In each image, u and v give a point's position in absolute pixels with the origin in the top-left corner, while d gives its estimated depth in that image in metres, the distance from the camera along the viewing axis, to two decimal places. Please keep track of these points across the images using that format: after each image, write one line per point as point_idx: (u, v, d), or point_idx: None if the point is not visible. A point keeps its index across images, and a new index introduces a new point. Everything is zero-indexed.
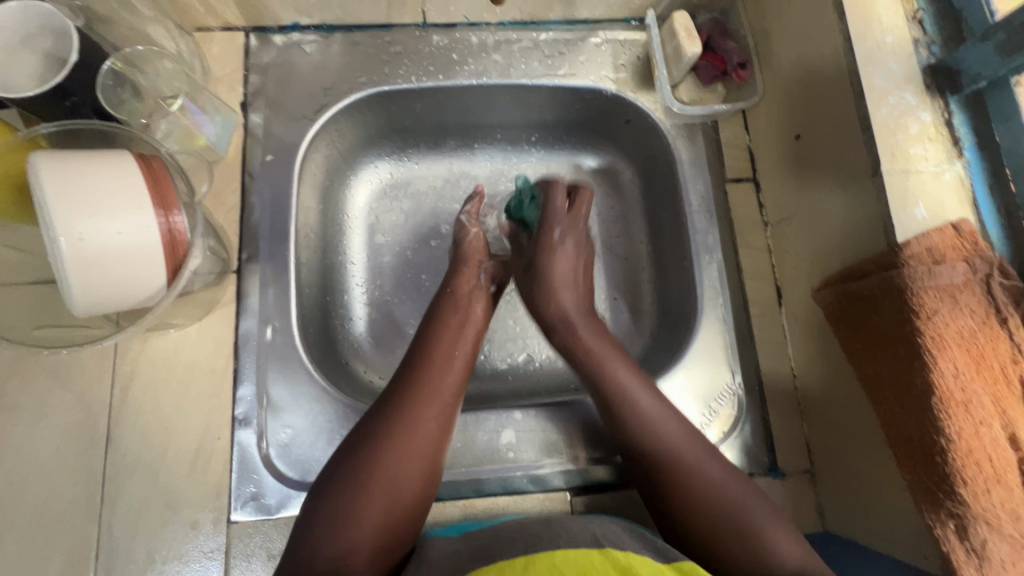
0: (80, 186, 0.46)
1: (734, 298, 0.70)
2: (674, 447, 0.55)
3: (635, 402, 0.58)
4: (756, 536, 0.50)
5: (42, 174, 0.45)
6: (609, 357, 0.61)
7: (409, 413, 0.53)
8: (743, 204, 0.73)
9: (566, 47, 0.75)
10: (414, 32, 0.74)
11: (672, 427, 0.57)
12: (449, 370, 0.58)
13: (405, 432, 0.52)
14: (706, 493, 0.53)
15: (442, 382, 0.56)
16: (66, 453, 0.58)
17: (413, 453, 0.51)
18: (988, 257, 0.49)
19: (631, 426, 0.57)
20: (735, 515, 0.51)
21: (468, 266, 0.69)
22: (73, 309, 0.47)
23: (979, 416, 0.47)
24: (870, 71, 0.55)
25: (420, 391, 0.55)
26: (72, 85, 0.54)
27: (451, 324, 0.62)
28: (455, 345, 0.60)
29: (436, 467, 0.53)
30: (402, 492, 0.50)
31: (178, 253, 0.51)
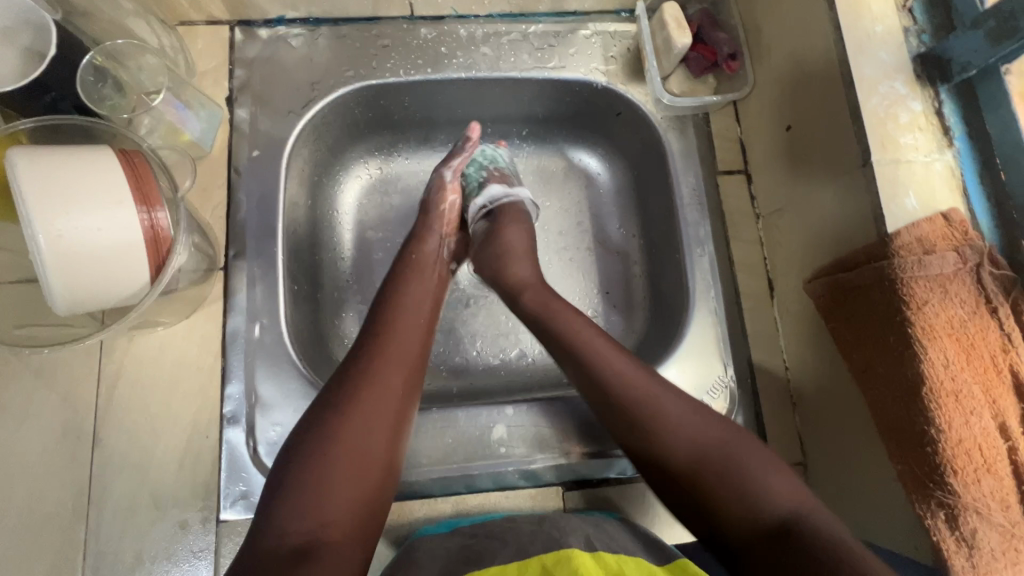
0: (59, 181, 0.45)
1: (726, 291, 0.70)
2: (646, 395, 0.52)
3: (610, 364, 0.54)
4: (735, 486, 0.47)
5: (20, 168, 0.44)
6: (575, 317, 0.58)
7: (370, 381, 0.51)
8: (735, 196, 0.73)
9: (556, 39, 0.74)
10: (402, 25, 0.73)
11: (644, 378, 0.53)
12: (412, 336, 0.56)
13: (370, 400, 0.50)
14: (686, 445, 0.49)
15: (405, 349, 0.54)
16: (53, 453, 0.58)
17: (377, 421, 0.49)
18: (978, 246, 0.49)
19: (596, 373, 0.54)
20: (715, 456, 0.49)
21: (432, 236, 0.66)
22: (55, 306, 0.47)
23: (969, 406, 0.47)
24: (860, 60, 0.54)
25: (380, 359, 0.52)
26: (52, 80, 0.53)
27: (414, 291, 0.60)
28: (416, 311, 0.58)
29: (403, 432, 0.51)
30: (367, 463, 0.48)
31: (161, 250, 0.50)
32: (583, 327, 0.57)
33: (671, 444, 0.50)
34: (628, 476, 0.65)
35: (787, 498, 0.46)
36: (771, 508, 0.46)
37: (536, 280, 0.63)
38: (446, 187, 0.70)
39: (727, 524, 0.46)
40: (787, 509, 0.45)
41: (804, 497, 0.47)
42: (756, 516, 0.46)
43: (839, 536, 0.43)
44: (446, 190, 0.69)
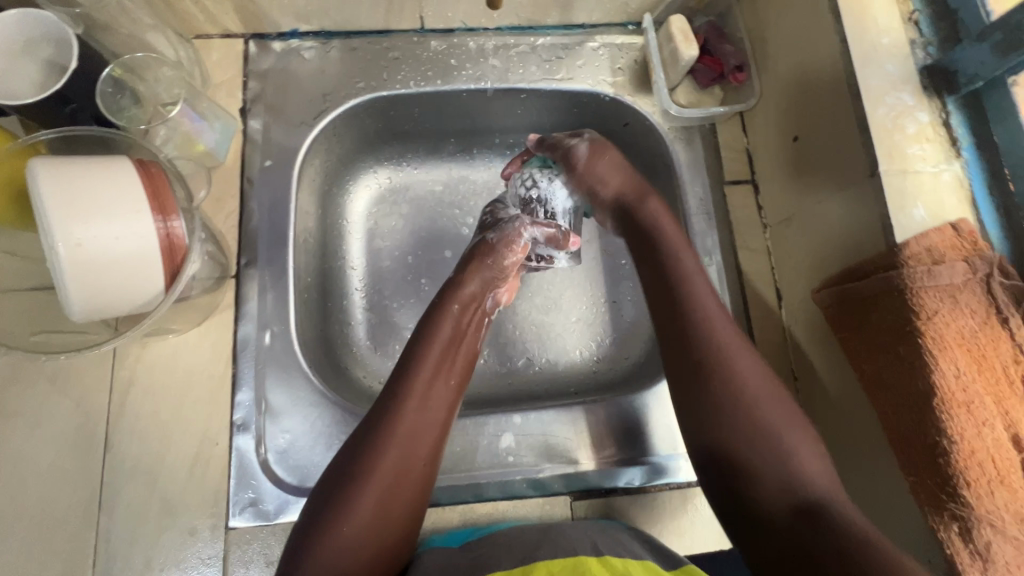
0: (79, 190, 0.46)
1: (733, 300, 0.70)
2: (725, 350, 0.54)
3: (707, 317, 0.56)
4: (784, 452, 0.49)
5: (40, 181, 0.45)
6: (694, 275, 0.59)
7: (390, 455, 0.50)
8: (742, 206, 0.73)
9: (564, 51, 0.75)
10: (413, 37, 0.74)
11: (729, 331, 0.55)
12: (438, 403, 0.55)
13: (388, 474, 0.49)
14: (740, 397, 0.52)
15: (429, 419, 0.54)
16: (64, 459, 0.58)
17: (409, 473, 0.51)
18: (987, 257, 0.49)
19: (690, 313, 0.56)
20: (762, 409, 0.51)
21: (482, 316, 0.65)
22: (74, 313, 0.48)
23: (981, 417, 0.46)
24: (867, 72, 0.55)
25: (403, 428, 0.52)
26: (72, 92, 0.54)
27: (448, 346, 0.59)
28: (451, 358, 0.58)
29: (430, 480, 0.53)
30: (376, 533, 0.48)
31: (177, 257, 0.51)
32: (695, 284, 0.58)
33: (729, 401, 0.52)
34: (637, 486, 0.64)
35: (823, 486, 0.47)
36: (809, 485, 0.47)
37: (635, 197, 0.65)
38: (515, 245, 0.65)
39: (758, 495, 0.48)
40: (823, 489, 0.47)
41: (835, 484, 0.48)
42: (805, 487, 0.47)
43: (861, 525, 0.44)
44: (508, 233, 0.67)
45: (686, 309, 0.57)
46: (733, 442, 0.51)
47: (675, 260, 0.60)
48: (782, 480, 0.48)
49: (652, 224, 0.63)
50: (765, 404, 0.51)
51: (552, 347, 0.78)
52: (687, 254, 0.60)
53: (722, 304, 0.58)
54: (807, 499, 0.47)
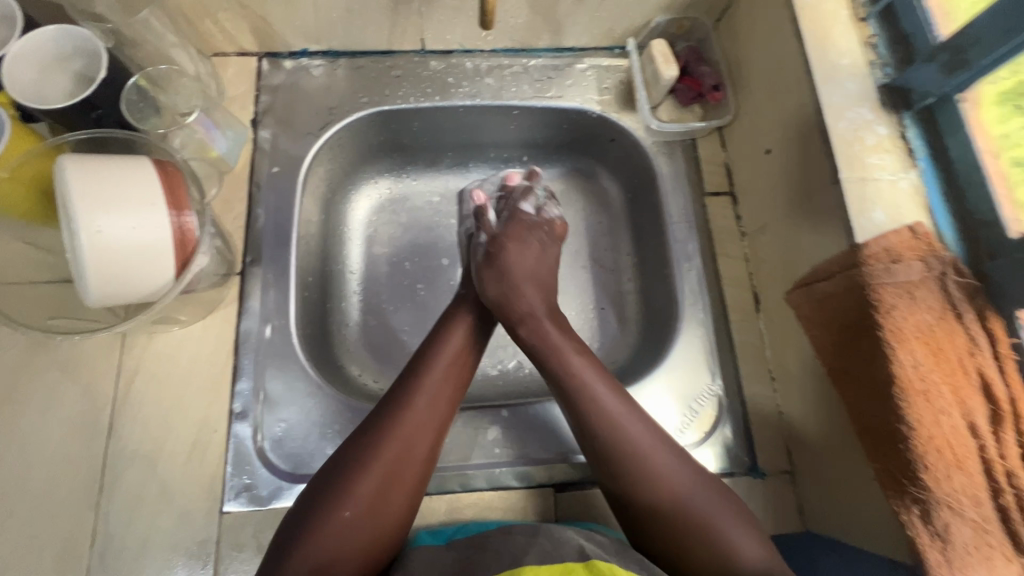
0: (101, 184, 0.50)
1: (713, 303, 0.73)
2: (643, 440, 0.55)
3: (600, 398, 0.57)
4: (710, 527, 0.51)
5: (67, 176, 0.49)
6: (569, 352, 0.61)
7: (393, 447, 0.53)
8: (722, 215, 0.77)
9: (554, 72, 0.81)
10: (414, 58, 0.80)
11: (638, 426, 0.56)
12: (445, 400, 0.58)
13: (391, 463, 0.52)
14: (667, 498, 0.53)
15: (436, 415, 0.56)
16: (70, 443, 0.61)
17: (407, 469, 0.53)
18: (942, 256, 0.53)
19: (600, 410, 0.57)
20: (692, 508, 0.52)
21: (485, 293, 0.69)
22: (89, 298, 0.51)
23: (939, 405, 0.49)
24: (828, 89, 0.60)
25: (410, 420, 0.55)
26: (99, 99, 0.59)
27: (461, 353, 0.62)
28: (453, 371, 0.60)
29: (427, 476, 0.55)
30: (376, 517, 0.51)
31: (187, 249, 0.55)
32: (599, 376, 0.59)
33: (671, 515, 0.52)
34: None
35: (754, 557, 0.50)
36: (739, 563, 0.50)
37: (541, 313, 0.65)
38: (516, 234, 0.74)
39: (697, 572, 0.51)
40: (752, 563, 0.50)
41: (766, 556, 0.51)
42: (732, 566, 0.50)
43: None
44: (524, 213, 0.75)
45: (567, 383, 0.59)
46: (682, 503, 0.52)
47: (571, 375, 0.59)
48: (715, 565, 0.50)
49: (538, 337, 0.63)
50: (695, 501, 0.53)
51: None
52: (582, 365, 0.60)
53: (634, 405, 0.57)
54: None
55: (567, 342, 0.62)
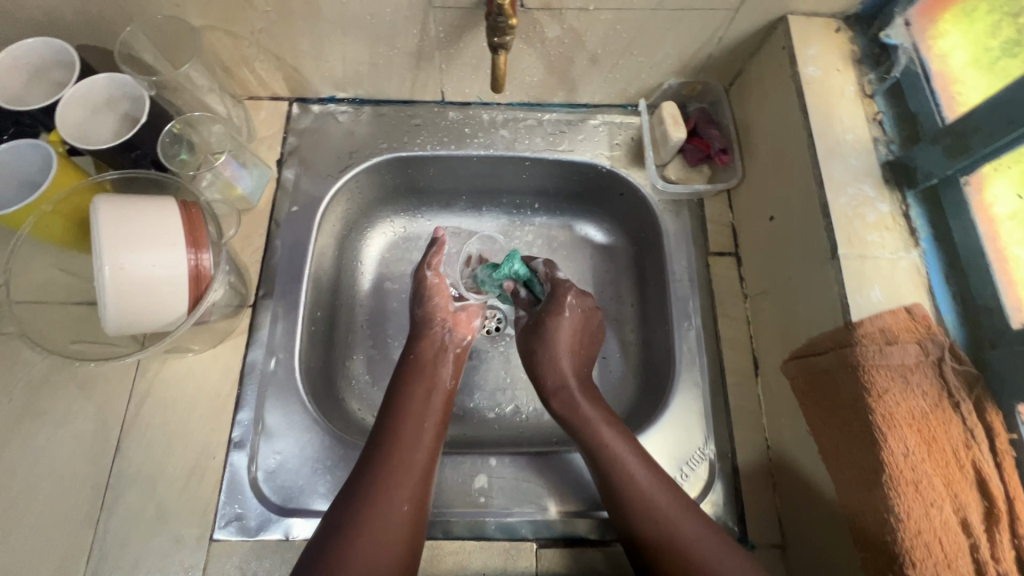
0: (130, 229, 0.54)
1: (711, 365, 0.73)
2: (643, 507, 0.59)
3: (629, 471, 0.61)
4: None
5: (101, 220, 0.53)
6: (600, 425, 0.64)
7: (382, 495, 0.57)
8: (724, 275, 0.77)
9: (567, 126, 0.84)
10: (434, 108, 0.84)
11: (661, 494, 0.59)
12: (418, 445, 0.62)
13: (375, 518, 0.56)
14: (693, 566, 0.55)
15: (411, 459, 0.61)
16: (78, 459, 0.64)
17: (392, 523, 0.56)
18: (940, 341, 0.52)
19: (627, 490, 0.60)
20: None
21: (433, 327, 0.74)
22: (111, 328, 0.55)
23: (929, 497, 0.48)
24: (831, 163, 0.60)
25: (390, 474, 0.59)
26: (138, 140, 0.64)
27: (419, 404, 0.66)
28: (423, 419, 0.65)
29: (419, 522, 0.59)
30: (381, 566, 0.54)
31: (201, 284, 0.58)
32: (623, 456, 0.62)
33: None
34: (602, 540, 0.66)
35: None
36: None
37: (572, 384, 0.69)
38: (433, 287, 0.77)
39: None
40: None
41: None
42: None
43: None
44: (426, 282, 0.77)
45: (596, 452, 0.63)
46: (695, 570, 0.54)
47: (595, 438, 0.63)
48: None
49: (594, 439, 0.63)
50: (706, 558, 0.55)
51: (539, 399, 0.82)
52: (611, 435, 0.63)
53: (658, 474, 0.61)
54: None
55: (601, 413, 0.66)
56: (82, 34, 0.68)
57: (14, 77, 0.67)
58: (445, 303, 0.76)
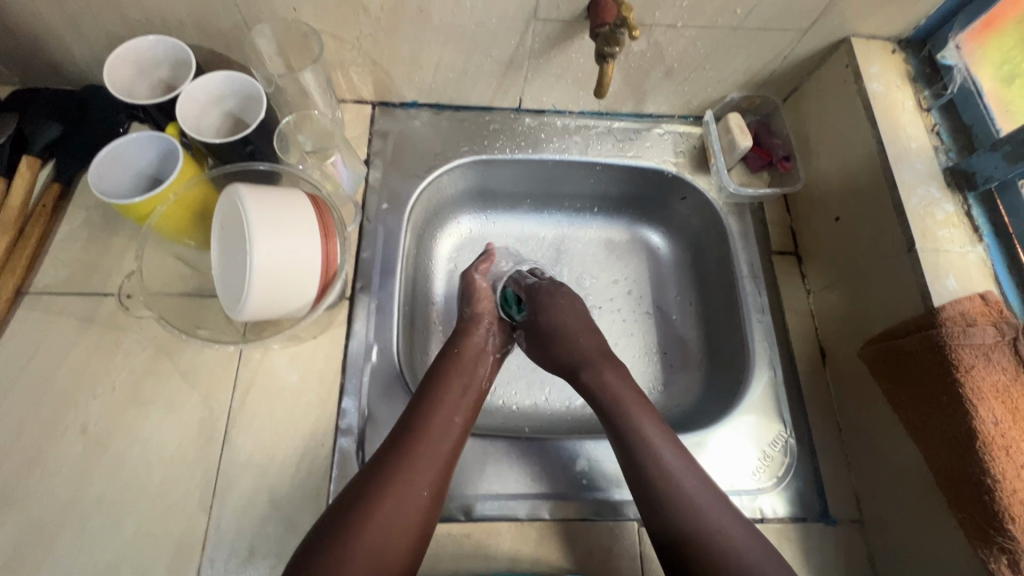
0: (274, 231, 0.57)
1: (782, 354, 0.78)
2: (667, 477, 0.60)
3: (655, 442, 0.63)
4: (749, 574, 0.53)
5: (250, 222, 0.56)
6: (633, 408, 0.66)
7: (406, 475, 0.57)
8: (787, 273, 0.83)
9: (635, 134, 0.90)
10: (510, 114, 0.88)
11: (675, 461, 0.61)
12: (446, 439, 0.62)
13: (396, 496, 0.56)
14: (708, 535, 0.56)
15: (438, 445, 0.61)
16: (187, 447, 0.64)
17: (408, 508, 0.56)
18: (1014, 323, 0.58)
19: (652, 460, 0.62)
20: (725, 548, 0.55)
21: (477, 328, 0.75)
22: (240, 316, 0.58)
23: (1019, 459, 0.54)
24: (901, 168, 0.68)
25: (417, 458, 0.59)
26: (254, 135, 0.66)
27: (451, 402, 0.65)
28: (455, 412, 0.65)
29: (434, 511, 0.58)
30: (391, 540, 0.54)
31: (328, 270, 0.63)
32: (654, 435, 0.63)
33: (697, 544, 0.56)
34: None
35: None
36: None
37: (596, 355, 0.73)
38: (476, 293, 0.78)
39: None
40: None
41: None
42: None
43: None
44: (474, 284, 0.79)
45: (618, 425, 0.65)
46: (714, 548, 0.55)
47: (622, 414, 0.66)
48: None
49: (598, 386, 0.69)
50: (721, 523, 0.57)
51: None
52: (631, 405, 0.66)
53: (674, 445, 0.63)
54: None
55: (604, 364, 0.71)
56: (194, 35, 0.71)
57: (124, 70, 0.68)
58: (488, 305, 0.78)
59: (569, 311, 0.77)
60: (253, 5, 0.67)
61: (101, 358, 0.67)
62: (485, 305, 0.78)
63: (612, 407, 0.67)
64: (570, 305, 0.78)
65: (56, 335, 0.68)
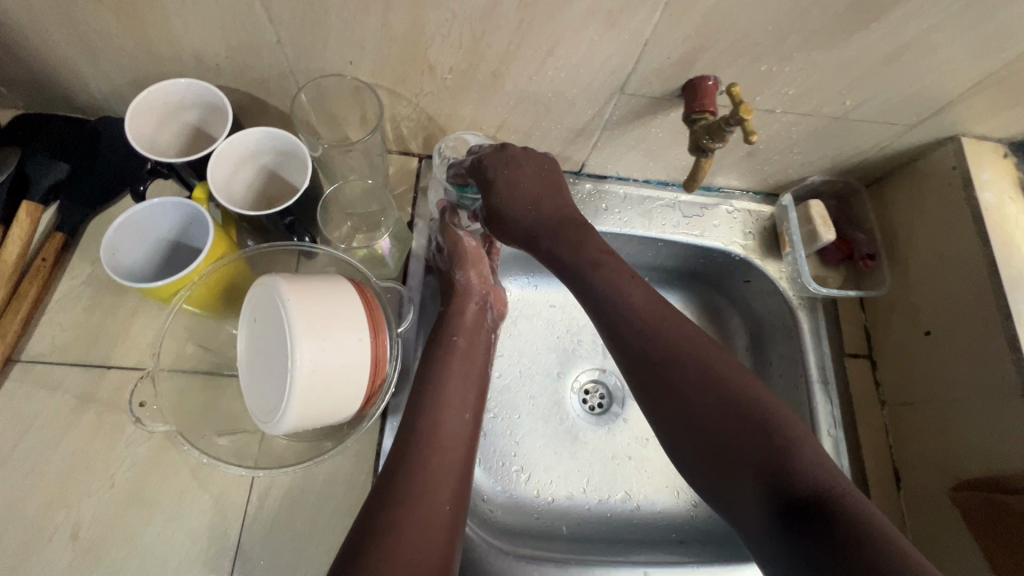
0: (324, 394, 0.49)
1: (855, 474, 0.70)
2: (695, 425, 0.54)
3: (676, 383, 0.55)
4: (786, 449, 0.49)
5: (298, 384, 0.48)
6: (626, 279, 0.61)
7: (423, 481, 0.51)
8: (860, 381, 0.75)
9: (702, 210, 0.82)
10: (569, 178, 0.80)
11: (699, 398, 0.54)
12: (456, 436, 0.57)
13: (422, 510, 0.49)
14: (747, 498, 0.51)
15: (448, 442, 0.56)
16: (195, 559, 0.56)
17: (433, 509, 0.50)
18: None
19: (673, 408, 0.55)
20: (762, 442, 0.50)
21: (472, 304, 0.67)
22: (263, 429, 0.52)
23: None
24: (1016, 295, 0.61)
25: (430, 458, 0.53)
26: (295, 207, 0.58)
27: (455, 389, 0.60)
28: (461, 410, 0.59)
29: (461, 504, 0.53)
30: (432, 551, 0.47)
31: (377, 381, 0.53)
32: (654, 319, 0.58)
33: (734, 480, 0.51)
34: None
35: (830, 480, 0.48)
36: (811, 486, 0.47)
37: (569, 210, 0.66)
38: (460, 240, 0.69)
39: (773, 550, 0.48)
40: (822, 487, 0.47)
41: (848, 487, 0.48)
42: (790, 480, 0.48)
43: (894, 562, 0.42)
44: (461, 240, 0.69)
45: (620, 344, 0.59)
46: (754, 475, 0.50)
47: (625, 342, 0.59)
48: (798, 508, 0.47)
49: (613, 289, 0.60)
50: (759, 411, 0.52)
51: (651, 486, 0.81)
52: (626, 282, 0.60)
53: (705, 363, 0.55)
54: (796, 482, 0.48)
55: (586, 229, 0.65)
56: (229, 79, 0.61)
57: (147, 120, 0.60)
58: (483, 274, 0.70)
59: (526, 178, 0.64)
60: (305, 55, 0.58)
61: (99, 447, 0.59)
62: (477, 266, 0.69)
63: (557, 241, 0.64)
64: (533, 170, 0.65)
65: (50, 415, 0.59)
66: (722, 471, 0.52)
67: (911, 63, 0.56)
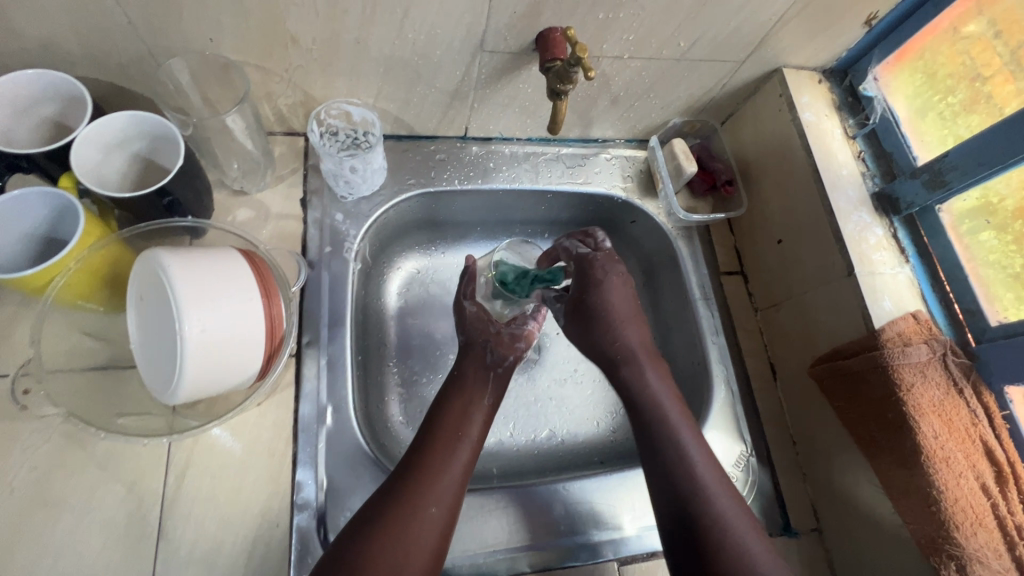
0: (218, 357, 0.50)
1: (737, 372, 0.79)
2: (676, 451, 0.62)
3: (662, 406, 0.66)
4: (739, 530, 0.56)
5: (185, 347, 0.48)
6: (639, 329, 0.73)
7: (417, 498, 0.56)
8: (736, 294, 0.85)
9: (583, 160, 0.89)
10: (456, 143, 0.84)
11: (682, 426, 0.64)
12: (455, 455, 0.60)
13: (413, 522, 0.54)
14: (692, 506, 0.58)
15: (446, 462, 0.59)
16: (113, 550, 0.56)
17: (420, 529, 0.54)
18: (943, 341, 0.64)
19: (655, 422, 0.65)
20: (723, 497, 0.59)
21: (483, 347, 0.70)
22: (162, 402, 0.52)
23: (958, 469, 0.59)
24: (837, 196, 0.72)
25: (432, 481, 0.58)
26: (172, 185, 0.59)
27: (456, 418, 0.63)
28: (462, 427, 0.63)
29: (451, 527, 0.57)
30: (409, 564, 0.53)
31: (272, 338, 0.55)
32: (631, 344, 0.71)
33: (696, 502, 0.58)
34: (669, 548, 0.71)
35: None
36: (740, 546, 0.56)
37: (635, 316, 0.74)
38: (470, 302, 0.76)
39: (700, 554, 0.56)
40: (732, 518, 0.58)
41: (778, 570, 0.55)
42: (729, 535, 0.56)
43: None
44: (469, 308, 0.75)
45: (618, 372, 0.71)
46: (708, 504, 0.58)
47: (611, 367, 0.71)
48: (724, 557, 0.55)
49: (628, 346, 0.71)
50: (722, 492, 0.59)
51: (571, 419, 0.87)
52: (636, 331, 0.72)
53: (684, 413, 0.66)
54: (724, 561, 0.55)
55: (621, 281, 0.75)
56: (83, 67, 0.60)
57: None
58: (489, 324, 0.72)
59: (618, 294, 0.74)
60: (160, 36, 0.58)
61: None
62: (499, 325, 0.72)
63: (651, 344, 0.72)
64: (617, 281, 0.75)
65: None
66: (684, 507, 0.59)
67: (722, 2, 0.65)
